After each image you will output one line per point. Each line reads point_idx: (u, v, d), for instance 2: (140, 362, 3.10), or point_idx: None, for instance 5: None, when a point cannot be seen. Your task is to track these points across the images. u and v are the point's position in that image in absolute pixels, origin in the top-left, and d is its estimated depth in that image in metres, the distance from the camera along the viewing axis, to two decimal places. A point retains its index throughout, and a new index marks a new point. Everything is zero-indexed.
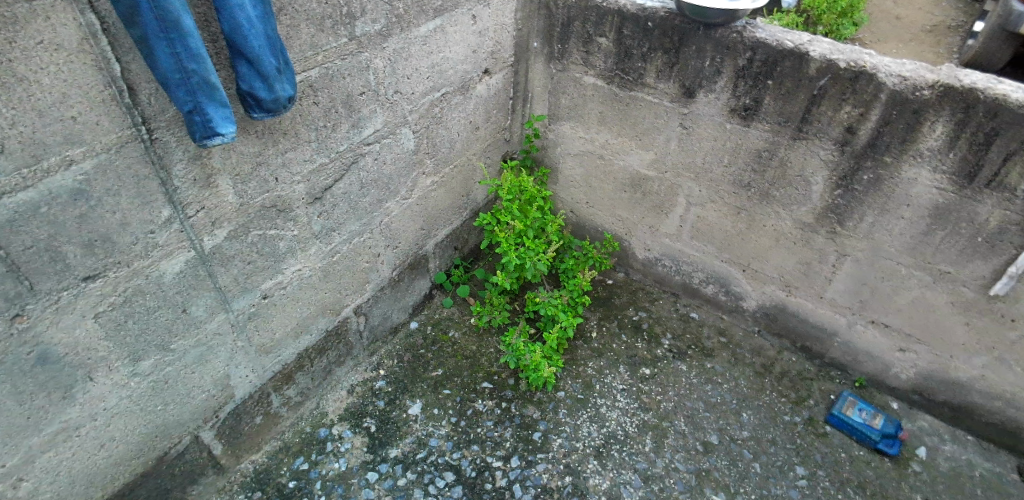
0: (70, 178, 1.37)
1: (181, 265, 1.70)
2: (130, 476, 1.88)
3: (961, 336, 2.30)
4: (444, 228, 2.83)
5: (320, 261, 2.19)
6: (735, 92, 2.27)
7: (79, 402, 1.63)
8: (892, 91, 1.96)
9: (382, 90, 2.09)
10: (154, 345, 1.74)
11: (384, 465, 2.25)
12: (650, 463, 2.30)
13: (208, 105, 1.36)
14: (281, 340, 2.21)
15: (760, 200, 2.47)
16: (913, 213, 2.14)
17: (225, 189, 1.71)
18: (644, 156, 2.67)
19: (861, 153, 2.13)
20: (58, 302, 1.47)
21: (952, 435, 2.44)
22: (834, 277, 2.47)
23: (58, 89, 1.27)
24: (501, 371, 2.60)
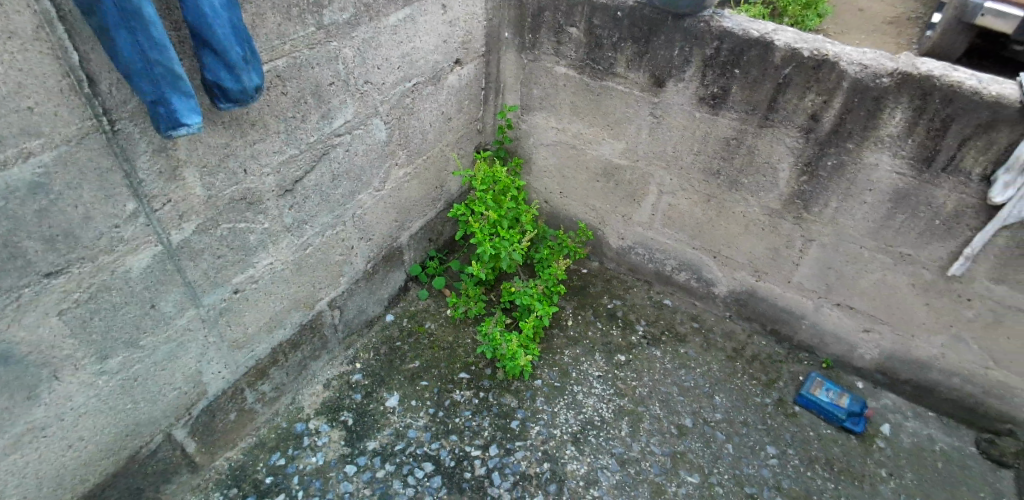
0: (28, 171, 1.33)
1: (148, 260, 1.67)
2: (100, 476, 1.84)
3: (920, 315, 2.38)
4: (418, 220, 2.82)
5: (292, 255, 2.16)
6: (704, 81, 2.30)
7: (44, 402, 1.59)
8: (854, 79, 2.02)
9: (352, 81, 2.07)
10: (122, 343, 1.71)
11: (363, 457, 2.24)
12: (627, 447, 2.34)
13: (173, 96, 1.33)
14: (254, 334, 2.18)
15: (730, 188, 2.51)
16: (875, 197, 2.21)
17: (192, 182, 1.68)
18: (616, 146, 2.70)
19: (825, 140, 2.19)
20: (19, 300, 1.42)
21: (914, 412, 2.54)
22: (801, 261, 2.54)
23: (13, 78, 1.23)
24: (478, 362, 2.61)
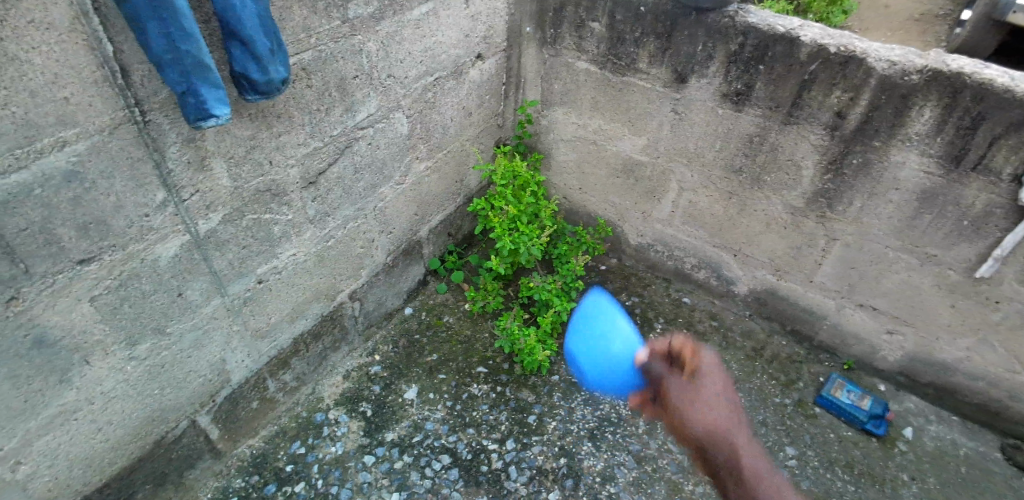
0: (63, 160, 1.36)
1: (176, 249, 1.70)
2: (127, 460, 1.89)
3: (946, 317, 2.34)
4: (437, 214, 2.83)
5: (314, 247, 2.19)
6: (727, 77, 2.28)
7: (75, 386, 1.63)
8: (882, 76, 1.99)
9: (375, 74, 2.08)
10: (150, 329, 1.74)
11: (381, 448, 2.27)
12: (644, 444, 2.34)
13: (202, 87, 1.35)
14: (277, 324, 2.21)
15: (752, 185, 2.49)
16: (901, 196, 2.17)
17: (219, 172, 1.71)
18: (636, 142, 2.69)
19: (850, 138, 2.16)
20: (53, 287, 1.46)
21: (937, 415, 2.50)
22: (823, 261, 2.51)
23: (50, 69, 1.26)
24: (496, 356, 2.62)
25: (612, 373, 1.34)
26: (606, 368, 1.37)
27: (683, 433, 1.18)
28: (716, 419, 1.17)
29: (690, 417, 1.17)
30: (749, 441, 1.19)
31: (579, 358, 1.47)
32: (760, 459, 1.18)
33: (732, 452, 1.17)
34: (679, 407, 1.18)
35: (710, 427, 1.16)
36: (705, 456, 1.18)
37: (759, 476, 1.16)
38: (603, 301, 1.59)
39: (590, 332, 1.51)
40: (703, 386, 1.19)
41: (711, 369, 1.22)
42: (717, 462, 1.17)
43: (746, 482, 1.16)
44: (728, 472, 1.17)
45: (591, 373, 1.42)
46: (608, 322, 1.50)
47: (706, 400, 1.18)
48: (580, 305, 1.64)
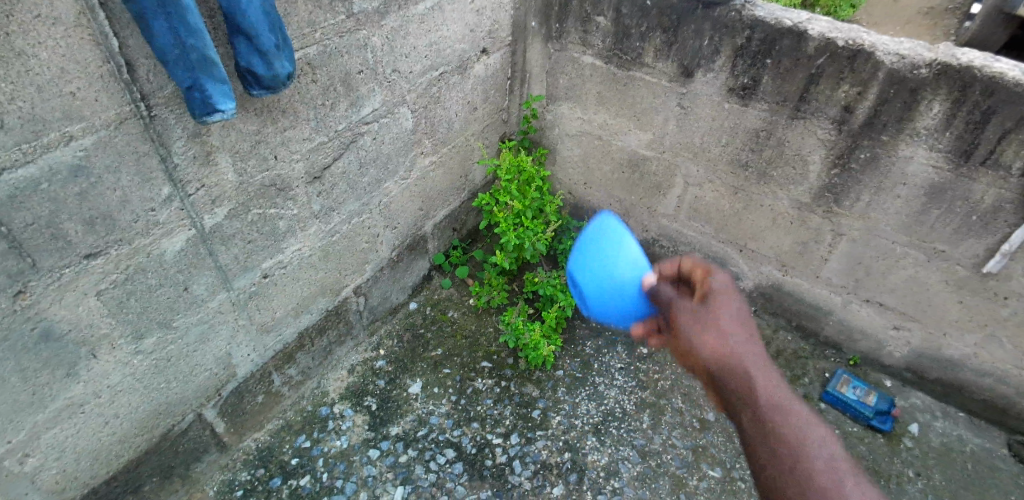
0: (69, 154, 1.36)
1: (182, 243, 1.70)
2: (134, 453, 1.90)
3: (953, 313, 2.33)
4: (442, 209, 2.83)
5: (319, 241, 2.19)
6: (734, 72, 2.27)
7: (83, 379, 1.64)
8: (890, 70, 1.97)
9: (380, 69, 2.08)
10: (156, 323, 1.75)
11: (386, 442, 2.28)
12: (648, 440, 2.34)
13: (208, 82, 1.35)
14: (282, 318, 2.22)
15: (758, 180, 2.48)
16: (909, 191, 2.15)
17: (224, 167, 1.71)
18: (641, 137, 2.68)
19: (858, 132, 2.14)
20: (60, 280, 1.47)
21: (944, 412, 2.49)
22: (829, 256, 2.49)
23: (55, 63, 1.26)
24: (501, 351, 2.62)
25: (615, 296, 1.55)
26: (610, 290, 1.56)
27: (689, 351, 1.23)
28: (724, 333, 1.20)
29: (695, 333, 1.22)
30: (766, 365, 1.17)
31: (579, 274, 1.67)
32: (781, 387, 1.15)
33: (744, 372, 1.16)
34: (686, 326, 1.25)
35: (716, 341, 1.19)
36: (715, 377, 1.19)
37: (774, 399, 1.13)
38: (612, 224, 1.70)
39: (599, 255, 1.65)
40: (713, 305, 1.24)
41: (726, 293, 1.27)
42: (728, 382, 1.17)
43: (761, 404, 1.13)
44: (741, 393, 1.15)
45: (592, 291, 1.62)
46: (616, 245, 1.63)
47: (714, 317, 1.22)
48: (586, 225, 1.75)
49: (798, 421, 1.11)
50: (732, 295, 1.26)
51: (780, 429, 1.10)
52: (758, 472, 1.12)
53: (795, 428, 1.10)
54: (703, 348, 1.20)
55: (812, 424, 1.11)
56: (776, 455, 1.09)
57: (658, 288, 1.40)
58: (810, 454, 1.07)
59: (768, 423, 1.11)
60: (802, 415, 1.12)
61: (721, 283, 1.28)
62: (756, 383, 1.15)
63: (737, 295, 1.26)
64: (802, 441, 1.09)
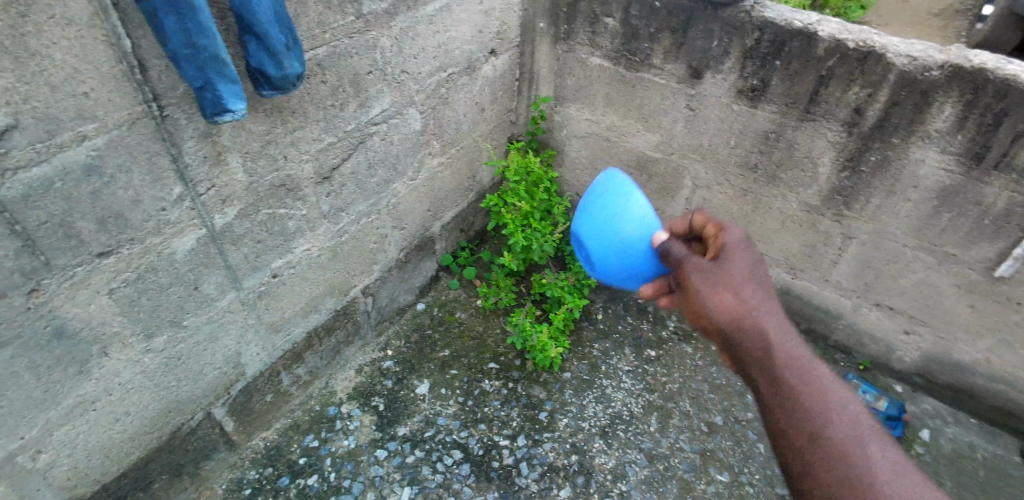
0: (82, 153, 1.38)
1: (192, 242, 1.72)
2: (144, 450, 1.91)
3: (965, 318, 2.30)
4: (450, 210, 2.84)
5: (328, 242, 2.20)
6: (743, 73, 2.26)
7: (94, 377, 1.65)
8: (901, 72, 1.96)
9: (389, 70, 2.09)
10: (167, 322, 1.77)
11: (393, 442, 2.28)
12: (655, 443, 2.33)
13: (219, 82, 1.36)
14: (291, 318, 2.23)
15: (767, 182, 2.47)
16: (920, 194, 2.14)
17: (234, 167, 1.72)
18: (650, 138, 2.67)
19: (868, 135, 2.13)
20: (73, 279, 1.48)
21: (955, 417, 2.47)
22: (839, 259, 2.48)
23: (70, 64, 1.28)
24: (508, 352, 2.62)
25: (619, 254, 1.71)
26: (615, 249, 1.72)
27: (702, 306, 1.34)
28: (736, 289, 1.32)
29: (708, 289, 1.34)
30: (779, 323, 1.28)
31: (586, 231, 1.82)
32: (791, 339, 1.25)
33: (755, 324, 1.27)
34: (698, 283, 1.36)
35: (729, 296, 1.31)
36: (727, 330, 1.30)
37: (785, 349, 1.24)
38: (619, 179, 1.81)
39: (606, 211, 1.79)
40: (726, 262, 1.35)
41: (745, 254, 1.36)
42: (739, 335, 1.28)
43: (772, 354, 1.23)
44: (752, 343, 1.26)
45: (598, 249, 1.77)
46: (622, 201, 1.75)
47: (732, 277, 1.33)
48: (595, 179, 1.87)
49: (809, 371, 1.20)
50: (744, 252, 1.37)
51: (791, 377, 1.20)
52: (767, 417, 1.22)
53: (805, 377, 1.20)
54: (716, 303, 1.32)
55: (820, 373, 1.20)
56: (788, 402, 1.18)
57: (670, 247, 1.51)
58: (820, 401, 1.17)
59: (779, 375, 1.21)
60: (813, 366, 1.21)
61: (734, 241, 1.40)
62: (767, 335, 1.26)
63: (750, 251, 1.37)
64: (813, 388, 1.18)
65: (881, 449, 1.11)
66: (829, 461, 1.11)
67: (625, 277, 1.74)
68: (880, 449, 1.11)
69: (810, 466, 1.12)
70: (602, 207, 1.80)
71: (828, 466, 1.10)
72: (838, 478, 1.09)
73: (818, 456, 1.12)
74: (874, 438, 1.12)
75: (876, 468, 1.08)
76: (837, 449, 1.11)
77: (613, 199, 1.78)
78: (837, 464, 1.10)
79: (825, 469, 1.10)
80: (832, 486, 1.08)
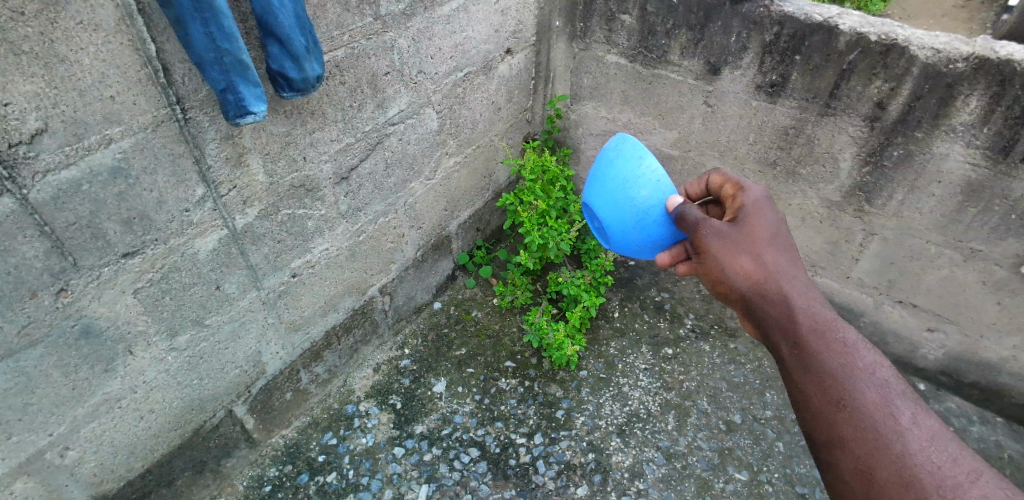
0: (109, 156, 1.40)
1: (214, 243, 1.74)
2: (168, 447, 1.95)
3: (991, 315, 2.26)
4: (466, 208, 2.85)
5: (346, 241, 2.22)
6: (762, 69, 2.24)
7: (120, 374, 1.69)
8: (925, 65, 1.92)
9: (407, 70, 2.10)
10: (189, 320, 1.79)
11: (411, 440, 2.29)
12: (673, 441, 2.32)
13: (241, 84, 1.38)
14: (311, 317, 2.25)
15: (786, 179, 2.44)
16: (945, 189, 2.10)
17: (255, 168, 1.74)
18: (667, 135, 2.65)
19: (891, 129, 2.09)
20: (100, 278, 1.51)
21: (981, 417, 2.43)
22: (860, 256, 2.44)
23: (97, 69, 1.31)
24: (524, 350, 2.62)
25: (636, 223, 1.73)
26: (630, 217, 1.74)
27: (722, 273, 1.40)
28: (757, 254, 1.37)
29: (728, 256, 1.39)
30: (802, 287, 1.33)
31: (599, 202, 1.84)
32: (814, 302, 1.31)
33: (777, 290, 1.33)
34: (717, 249, 1.41)
35: (750, 263, 1.37)
36: (749, 296, 1.36)
37: (808, 313, 1.29)
38: (629, 142, 1.80)
39: (617, 177, 1.79)
40: (746, 227, 1.40)
41: (766, 217, 1.41)
42: (762, 301, 1.34)
43: (795, 317, 1.29)
44: (775, 309, 1.32)
45: (613, 219, 1.79)
46: (633, 165, 1.75)
47: (752, 242, 1.38)
48: (606, 145, 1.86)
49: (835, 335, 1.25)
50: (764, 215, 1.42)
51: (815, 341, 1.25)
52: (789, 379, 1.29)
53: (830, 340, 1.25)
54: (737, 269, 1.37)
55: (845, 336, 1.25)
56: (814, 366, 1.23)
57: (686, 210, 1.52)
58: (846, 365, 1.21)
59: (801, 340, 1.27)
60: (837, 328, 1.26)
61: (753, 204, 1.44)
62: (789, 300, 1.32)
63: (769, 214, 1.42)
64: (838, 352, 1.23)
65: (910, 413, 1.15)
66: (858, 426, 1.15)
67: (643, 245, 1.76)
68: (910, 411, 1.15)
69: (840, 432, 1.17)
70: (614, 174, 1.80)
71: (858, 433, 1.15)
72: (868, 444, 1.13)
73: (846, 421, 1.17)
74: (903, 399, 1.17)
75: (907, 433, 1.12)
76: (867, 415, 1.16)
77: (624, 164, 1.78)
78: (866, 430, 1.14)
79: (855, 434, 1.15)
80: (863, 452, 1.13)
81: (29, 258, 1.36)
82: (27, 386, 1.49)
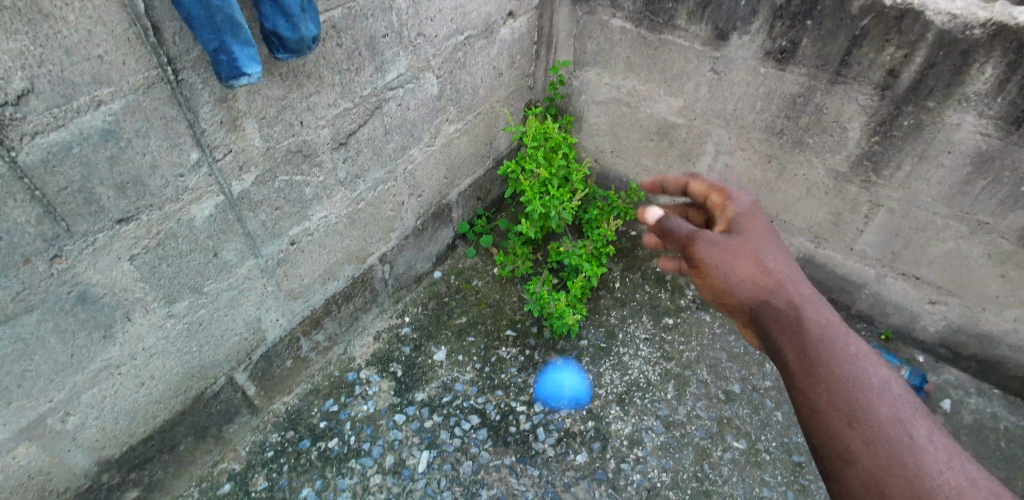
0: (99, 118, 1.36)
1: (211, 210, 1.71)
2: (169, 413, 1.96)
3: (995, 288, 2.24)
4: (467, 177, 2.81)
5: (345, 209, 2.19)
6: (772, 34, 2.17)
7: (119, 341, 1.68)
8: (940, 31, 1.85)
9: (405, 32, 2.03)
10: (187, 288, 1.78)
11: (412, 408, 2.31)
12: (672, 410, 2.33)
13: (233, 44, 1.32)
14: (310, 285, 2.24)
15: (793, 148, 2.39)
16: (954, 160, 2.06)
17: (251, 132, 1.70)
18: (671, 103, 2.59)
19: (902, 98, 2.04)
20: (94, 244, 1.49)
21: (978, 388, 2.45)
22: (865, 228, 2.41)
23: (83, 27, 1.26)
24: (525, 319, 2.62)
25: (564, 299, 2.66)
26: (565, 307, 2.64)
27: (723, 283, 1.36)
28: (759, 262, 1.35)
29: (730, 265, 1.36)
30: (809, 296, 1.30)
31: None
32: (823, 312, 1.27)
33: (782, 297, 1.30)
34: (715, 258, 1.38)
35: (753, 271, 1.34)
36: (754, 304, 1.32)
37: (818, 320, 1.25)
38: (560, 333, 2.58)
39: None
40: (745, 238, 1.39)
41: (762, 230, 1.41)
42: (768, 309, 1.30)
43: (804, 326, 1.24)
44: (783, 317, 1.27)
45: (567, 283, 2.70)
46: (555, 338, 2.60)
47: (752, 253, 1.37)
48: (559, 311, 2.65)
49: (847, 345, 1.22)
50: (758, 223, 1.42)
51: (825, 350, 1.21)
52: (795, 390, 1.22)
53: (840, 351, 1.20)
54: (739, 277, 1.35)
55: (854, 347, 1.22)
56: (822, 376, 1.19)
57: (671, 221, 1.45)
58: (857, 376, 1.17)
59: (812, 348, 1.22)
60: (846, 339, 1.23)
61: (745, 211, 1.44)
62: (797, 308, 1.28)
63: (763, 224, 1.42)
64: (850, 364, 1.19)
65: (925, 429, 1.11)
66: (870, 439, 1.11)
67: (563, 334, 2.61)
68: (926, 431, 1.11)
69: (848, 445, 1.12)
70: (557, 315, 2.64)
71: (868, 444, 1.10)
72: (880, 457, 1.09)
73: (857, 434, 1.12)
74: (917, 416, 1.13)
75: (923, 452, 1.08)
76: (880, 428, 1.11)
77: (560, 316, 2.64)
78: (877, 442, 1.10)
79: (867, 448, 1.10)
80: (874, 468, 1.08)
81: (21, 223, 1.34)
82: (25, 353, 1.48)
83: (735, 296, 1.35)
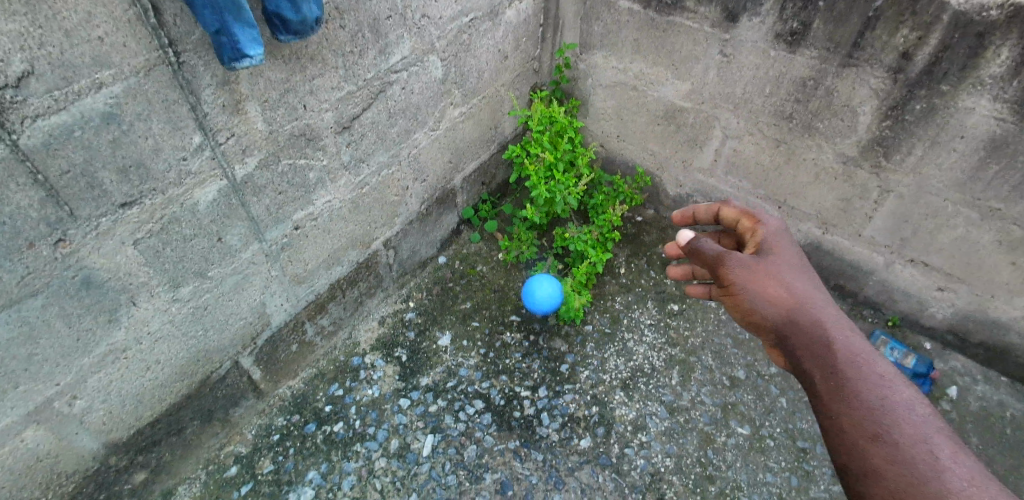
0: (100, 101, 1.34)
1: (214, 194, 1.70)
2: (176, 397, 1.97)
3: (1005, 275, 2.22)
4: (472, 161, 2.78)
5: (349, 193, 2.18)
6: (783, 16, 2.13)
7: (124, 325, 1.68)
8: (956, 12, 1.81)
9: (409, 14, 2.00)
10: (192, 272, 1.77)
11: (416, 392, 2.31)
12: (677, 396, 2.33)
13: (235, 26, 1.30)
14: (315, 269, 2.24)
15: (802, 132, 2.35)
16: (967, 145, 2.03)
17: (253, 116, 1.68)
18: (679, 87, 2.56)
19: (915, 81, 2.00)
20: (97, 229, 1.49)
21: (984, 376, 2.44)
22: (874, 214, 2.38)
23: (82, 7, 1.24)
24: (529, 305, 2.61)
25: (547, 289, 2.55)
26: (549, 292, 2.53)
27: (751, 305, 1.41)
28: (786, 284, 1.39)
29: (758, 286, 1.40)
30: (837, 319, 1.33)
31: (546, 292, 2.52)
32: (851, 335, 1.30)
33: (810, 319, 1.34)
34: (745, 281, 1.42)
35: (781, 292, 1.38)
36: (782, 327, 1.37)
37: (845, 343, 1.29)
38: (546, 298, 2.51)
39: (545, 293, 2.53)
40: (772, 260, 1.44)
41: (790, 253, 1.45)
42: (797, 332, 1.34)
43: (832, 349, 1.28)
44: (811, 340, 1.32)
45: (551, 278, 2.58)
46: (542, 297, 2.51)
47: (780, 274, 1.41)
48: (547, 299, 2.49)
49: (872, 367, 1.25)
50: (786, 246, 1.47)
51: (852, 373, 1.24)
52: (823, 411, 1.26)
53: (867, 373, 1.24)
54: (766, 298, 1.39)
55: (881, 370, 1.25)
56: (849, 398, 1.23)
57: (701, 243, 1.50)
58: (885, 400, 1.20)
59: (839, 370, 1.25)
60: (873, 361, 1.26)
61: (773, 234, 1.49)
62: (825, 330, 1.31)
63: (791, 247, 1.46)
64: (876, 386, 1.22)
65: (949, 449, 1.13)
66: (893, 459, 1.14)
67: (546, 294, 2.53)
68: (951, 451, 1.13)
69: (873, 464, 1.16)
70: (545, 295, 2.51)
71: (891, 463, 1.14)
72: (904, 477, 1.11)
73: (881, 454, 1.15)
74: (941, 437, 1.15)
75: (947, 469, 1.10)
76: (907, 452, 1.13)
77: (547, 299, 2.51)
78: (898, 461, 1.13)
79: (891, 468, 1.13)
80: (896, 486, 1.11)
81: (24, 207, 1.33)
82: (31, 336, 1.49)
83: (764, 317, 1.39)
